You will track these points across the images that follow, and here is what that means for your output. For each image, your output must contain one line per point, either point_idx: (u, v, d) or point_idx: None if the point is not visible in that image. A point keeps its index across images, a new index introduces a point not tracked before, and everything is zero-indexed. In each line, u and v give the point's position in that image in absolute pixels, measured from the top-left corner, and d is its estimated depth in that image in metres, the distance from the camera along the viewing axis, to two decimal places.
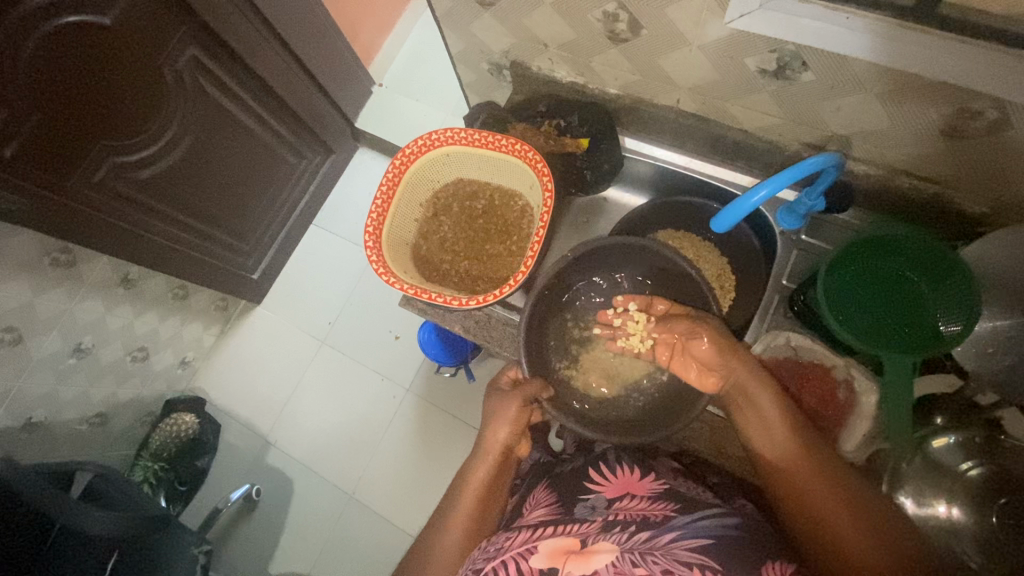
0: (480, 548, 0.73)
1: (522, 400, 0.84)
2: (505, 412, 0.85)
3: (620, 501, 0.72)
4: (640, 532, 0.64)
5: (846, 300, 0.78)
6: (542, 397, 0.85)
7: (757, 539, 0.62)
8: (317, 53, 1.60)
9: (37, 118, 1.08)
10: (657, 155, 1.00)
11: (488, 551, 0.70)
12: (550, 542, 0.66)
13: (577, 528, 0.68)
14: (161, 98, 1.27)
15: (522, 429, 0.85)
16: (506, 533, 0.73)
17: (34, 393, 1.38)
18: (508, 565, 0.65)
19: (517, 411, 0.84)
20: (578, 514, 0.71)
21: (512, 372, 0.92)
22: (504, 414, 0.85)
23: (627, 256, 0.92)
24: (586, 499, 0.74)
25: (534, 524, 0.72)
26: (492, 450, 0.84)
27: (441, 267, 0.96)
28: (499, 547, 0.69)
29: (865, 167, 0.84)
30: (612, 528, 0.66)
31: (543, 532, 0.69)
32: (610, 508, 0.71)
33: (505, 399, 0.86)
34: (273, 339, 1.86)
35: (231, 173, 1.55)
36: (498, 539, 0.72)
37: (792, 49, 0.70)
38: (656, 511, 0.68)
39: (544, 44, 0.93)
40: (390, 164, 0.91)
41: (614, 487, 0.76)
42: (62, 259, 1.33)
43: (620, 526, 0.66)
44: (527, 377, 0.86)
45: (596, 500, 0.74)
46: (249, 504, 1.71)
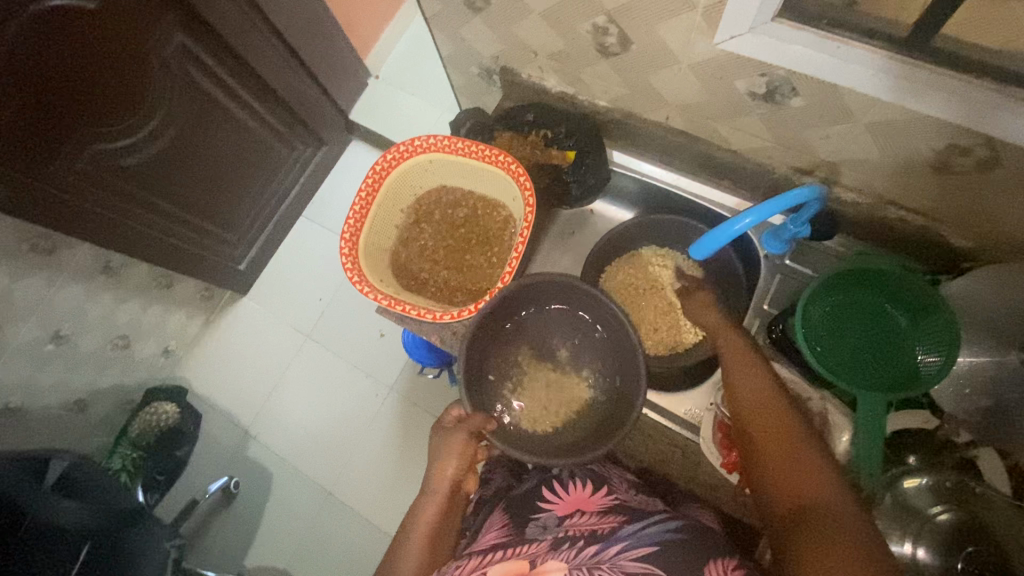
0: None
1: (468, 434, 0.77)
2: (451, 446, 0.78)
3: (570, 517, 0.70)
4: (589, 546, 0.63)
5: (823, 331, 0.77)
6: (487, 431, 0.78)
7: (704, 540, 0.62)
8: (311, 45, 1.57)
9: (17, 102, 1.05)
10: (644, 170, 0.97)
11: None
12: (498, 569, 0.64)
13: (525, 550, 0.66)
14: (148, 85, 1.24)
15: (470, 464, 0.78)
16: (456, 562, 0.70)
17: (11, 380, 1.36)
18: None
19: (462, 445, 0.78)
20: (529, 535, 0.69)
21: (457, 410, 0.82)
22: (449, 452, 0.78)
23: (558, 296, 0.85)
24: (538, 518, 0.71)
25: (485, 549, 0.70)
26: (440, 489, 0.77)
27: (419, 275, 0.94)
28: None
29: (853, 196, 0.82)
30: (561, 546, 0.65)
31: (493, 557, 0.67)
32: (562, 526, 0.69)
33: (450, 435, 0.79)
34: (257, 332, 1.84)
35: (219, 162, 1.52)
36: (448, 569, 0.69)
37: (782, 75, 0.68)
38: (605, 524, 0.66)
39: (534, 53, 0.90)
40: (370, 170, 0.89)
41: (566, 504, 0.73)
42: (42, 246, 1.31)
43: (568, 543, 0.65)
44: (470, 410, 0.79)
45: (548, 519, 0.71)
46: (227, 497, 1.70)
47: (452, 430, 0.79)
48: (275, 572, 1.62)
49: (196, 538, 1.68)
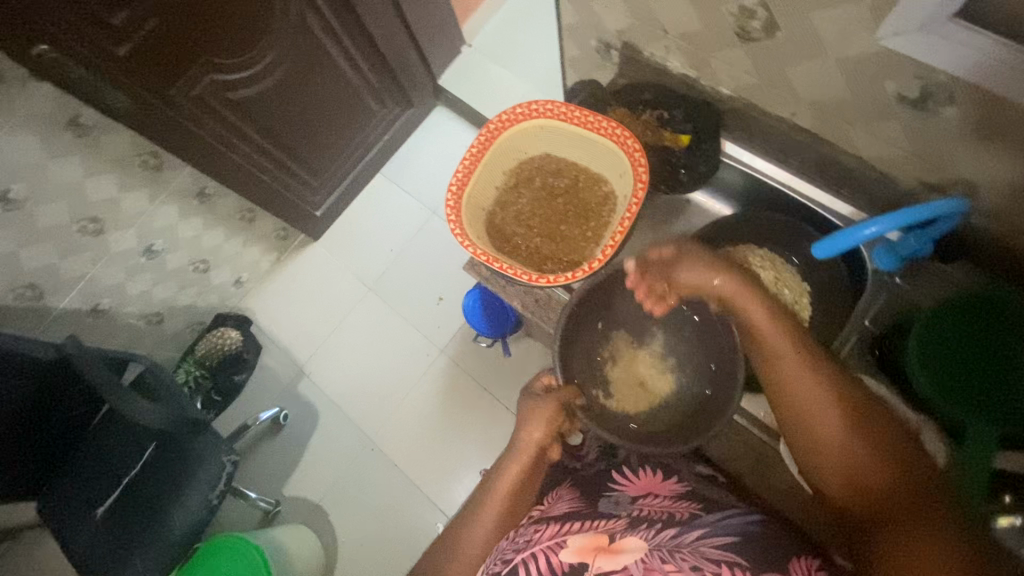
0: (508, 542, 0.69)
1: (558, 403, 0.78)
2: (540, 411, 0.78)
3: (643, 498, 0.71)
4: (667, 529, 0.61)
5: (938, 357, 0.74)
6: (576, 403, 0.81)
7: (779, 535, 0.60)
8: (419, 5, 1.59)
9: (153, 23, 1.11)
10: (755, 165, 0.95)
11: (517, 542, 0.67)
12: (579, 536, 0.63)
13: (605, 525, 0.65)
14: (266, 23, 1.30)
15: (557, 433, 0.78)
16: (535, 525, 0.69)
17: (106, 283, 1.47)
18: (538, 558, 0.62)
19: (552, 412, 0.78)
20: (603, 508, 0.70)
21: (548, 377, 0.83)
22: (539, 414, 0.78)
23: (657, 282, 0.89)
24: (610, 495, 0.73)
25: (560, 516, 0.70)
26: (525, 452, 0.76)
27: (513, 238, 0.95)
28: (528, 540, 0.66)
29: (984, 220, 0.78)
30: (637, 525, 0.64)
31: (572, 528, 0.66)
32: (634, 504, 0.70)
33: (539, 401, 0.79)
34: (324, 276, 1.90)
35: (317, 107, 1.57)
36: (526, 531, 0.69)
37: (942, 80, 0.65)
38: (681, 509, 0.66)
39: (663, 31, 0.89)
40: (484, 128, 0.92)
41: (637, 487, 0.75)
42: (151, 163, 1.40)
43: (647, 524, 0.63)
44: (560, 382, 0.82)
45: (620, 496, 0.72)
46: (276, 427, 1.78)
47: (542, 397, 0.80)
48: (309, 505, 1.70)
49: (243, 460, 1.77)
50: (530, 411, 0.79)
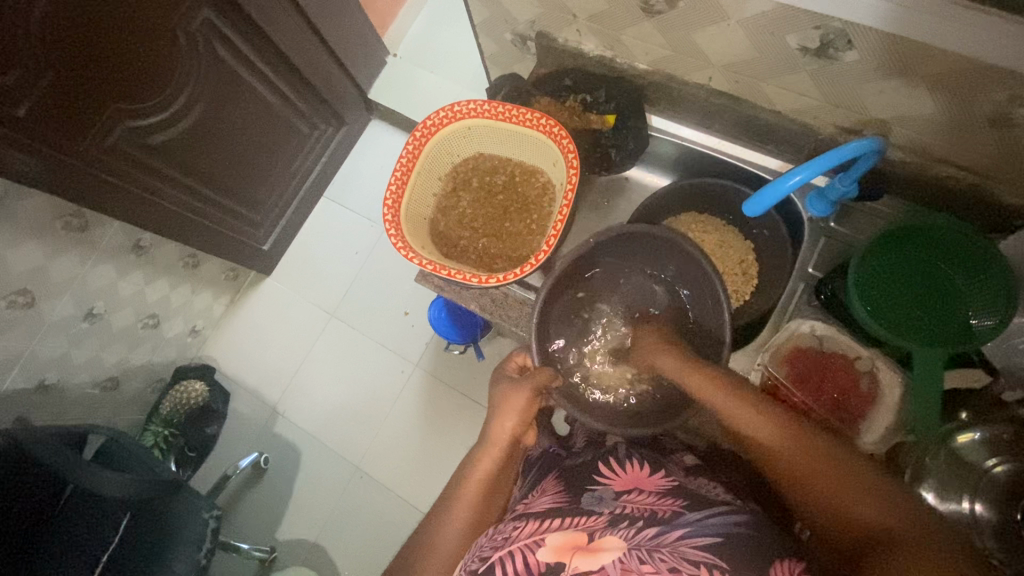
0: (485, 537, 0.70)
1: (532, 388, 0.82)
2: (515, 401, 0.82)
3: (627, 494, 0.69)
4: (647, 528, 0.60)
5: (879, 293, 0.76)
6: (552, 386, 0.83)
7: (768, 535, 0.58)
8: (332, 21, 1.55)
9: (50, 76, 1.05)
10: (684, 135, 0.97)
11: (495, 539, 0.67)
12: (557, 534, 0.63)
13: (583, 522, 0.64)
14: (174, 61, 1.24)
15: (530, 419, 0.83)
16: (513, 522, 0.70)
17: (47, 356, 1.38)
18: (515, 557, 0.62)
19: (526, 402, 0.82)
20: (585, 504, 0.68)
21: (521, 359, 0.89)
22: (512, 405, 0.82)
23: (629, 247, 0.89)
24: (594, 490, 0.71)
25: (541, 514, 0.69)
26: (500, 442, 0.80)
27: (459, 243, 0.95)
28: (506, 538, 0.66)
29: (901, 154, 0.82)
30: (618, 522, 0.63)
31: (549, 525, 0.66)
32: (618, 501, 0.67)
33: (514, 387, 0.83)
34: (283, 310, 1.85)
35: (243, 138, 1.52)
36: (505, 528, 0.69)
37: (838, 27, 0.67)
38: (665, 506, 0.64)
39: (573, 15, 0.89)
40: (411, 136, 0.89)
41: (622, 481, 0.72)
42: (75, 223, 1.32)
43: (627, 521, 0.62)
44: (536, 365, 0.84)
45: (604, 491, 0.70)
46: (258, 472, 1.73)
47: (518, 381, 0.84)
48: (307, 545, 1.65)
49: (229, 511, 1.72)
50: (505, 400, 0.83)
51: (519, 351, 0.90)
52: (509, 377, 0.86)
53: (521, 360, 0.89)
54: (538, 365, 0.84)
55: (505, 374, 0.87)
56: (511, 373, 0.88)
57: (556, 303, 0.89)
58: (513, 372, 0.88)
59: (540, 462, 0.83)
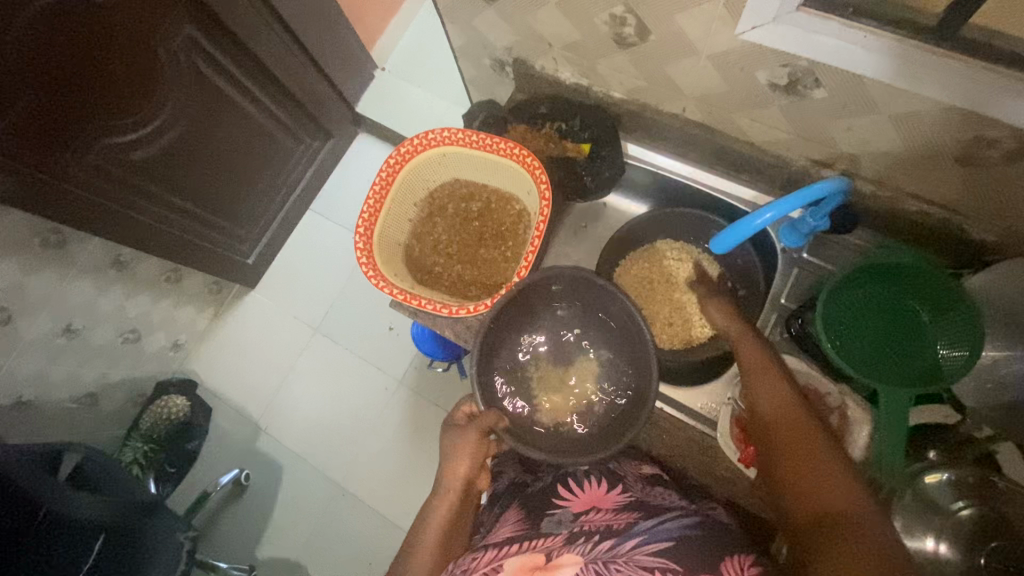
0: (447, 572, 0.69)
1: (478, 431, 0.79)
2: (463, 444, 0.80)
3: (586, 514, 0.68)
4: (604, 541, 0.60)
5: (844, 330, 0.76)
6: (498, 429, 0.80)
7: (725, 537, 0.58)
8: (318, 38, 1.55)
9: (29, 96, 1.04)
10: (658, 163, 0.96)
11: (454, 573, 0.66)
12: (512, 564, 0.63)
13: (542, 544, 0.64)
14: (154, 78, 1.23)
15: (482, 462, 0.80)
16: (473, 553, 0.69)
17: (24, 373, 1.36)
18: None
19: (475, 442, 0.80)
20: (544, 528, 0.67)
21: (467, 407, 0.85)
22: (463, 448, 0.80)
23: (575, 289, 0.86)
24: (552, 514, 0.70)
25: (501, 542, 0.68)
26: (452, 488, 0.78)
27: (433, 270, 0.94)
28: (464, 570, 0.65)
29: (872, 189, 0.82)
30: (575, 540, 0.62)
31: (510, 550, 0.65)
32: (576, 522, 0.67)
33: (462, 431, 0.80)
34: (267, 324, 1.84)
35: (227, 154, 1.51)
36: (464, 560, 0.68)
37: (805, 66, 0.67)
38: (620, 520, 0.64)
39: (548, 44, 0.89)
40: (384, 163, 0.89)
41: (581, 501, 0.71)
42: (53, 240, 1.31)
43: (585, 537, 0.62)
44: (482, 409, 0.81)
45: (563, 514, 0.69)
46: (238, 489, 1.71)
47: (463, 427, 0.81)
48: (286, 564, 1.63)
49: (207, 529, 1.69)
50: (453, 445, 0.80)
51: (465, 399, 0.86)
52: (457, 427, 0.83)
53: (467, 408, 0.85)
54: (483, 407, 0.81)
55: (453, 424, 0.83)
56: (459, 422, 0.85)
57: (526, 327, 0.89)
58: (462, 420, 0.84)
59: (510, 492, 0.83)
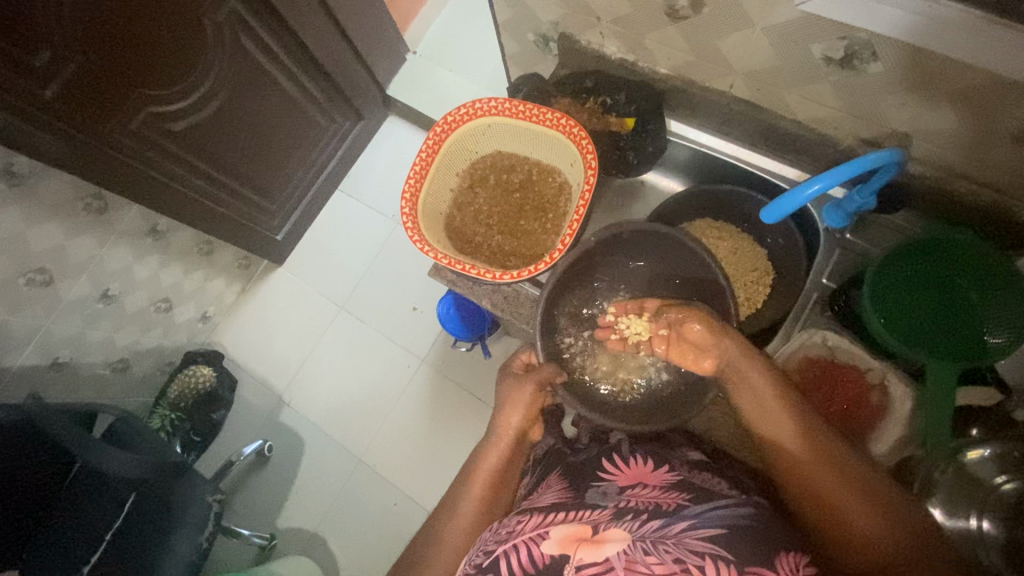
0: (490, 530, 0.70)
1: (536, 383, 0.83)
2: (520, 395, 0.83)
3: (632, 488, 0.69)
4: (653, 520, 0.60)
5: (891, 304, 0.76)
6: (556, 382, 0.84)
7: (774, 527, 0.59)
8: (355, 16, 1.57)
9: (79, 59, 1.07)
10: (702, 141, 0.98)
11: (499, 534, 0.67)
12: (559, 529, 0.63)
13: (589, 516, 0.64)
14: (197, 50, 1.26)
15: (535, 415, 0.83)
16: (517, 516, 0.70)
17: (62, 334, 1.40)
18: (521, 549, 0.62)
19: (530, 397, 0.83)
20: (589, 499, 0.68)
21: (526, 356, 0.90)
22: (517, 400, 0.83)
23: (647, 246, 0.91)
24: (598, 485, 0.71)
25: (545, 507, 0.69)
26: (506, 437, 0.81)
27: (474, 239, 0.95)
28: (510, 531, 0.66)
29: (922, 168, 0.81)
30: (623, 515, 0.63)
31: (553, 519, 0.66)
32: (622, 495, 0.68)
33: (517, 383, 0.84)
34: (294, 299, 1.87)
35: (262, 128, 1.53)
36: (509, 522, 0.69)
37: (864, 37, 0.67)
38: (668, 500, 0.64)
39: (597, 18, 0.90)
40: (431, 131, 0.90)
41: (626, 476, 0.72)
42: (95, 205, 1.34)
43: (632, 514, 0.63)
44: (541, 361, 0.86)
45: (608, 487, 0.70)
46: (261, 459, 1.74)
47: (522, 377, 0.85)
48: (306, 534, 1.66)
49: (230, 496, 1.73)
50: (508, 396, 0.84)
51: (524, 349, 0.91)
52: (515, 374, 0.87)
53: (526, 357, 0.89)
54: (541, 360, 0.86)
55: (510, 372, 0.87)
56: (516, 370, 0.89)
57: (567, 295, 0.91)
58: (518, 369, 0.89)
59: (545, 458, 0.84)
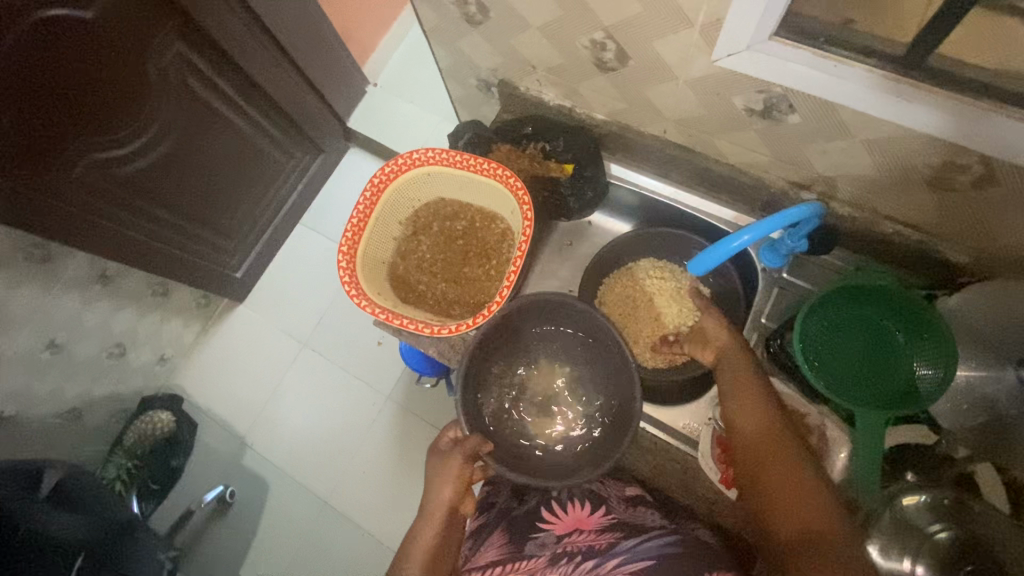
0: None
1: (464, 455, 0.78)
2: (448, 469, 0.78)
3: (569, 535, 0.74)
4: (585, 564, 0.68)
5: (823, 351, 0.80)
6: (483, 452, 0.78)
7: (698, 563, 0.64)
8: (310, 54, 1.56)
9: (14, 111, 1.03)
10: (644, 183, 0.99)
11: None
12: None
13: (526, 567, 0.71)
14: (142, 94, 1.23)
15: (467, 487, 0.78)
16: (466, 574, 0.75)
17: (5, 389, 1.34)
18: None
19: (459, 468, 0.78)
20: (529, 551, 0.73)
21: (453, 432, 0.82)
22: (445, 475, 0.77)
23: (548, 315, 0.88)
24: (537, 536, 0.75)
25: (490, 565, 0.74)
26: (437, 514, 0.76)
27: (418, 287, 0.94)
28: None
29: (850, 210, 0.84)
30: (557, 561, 0.70)
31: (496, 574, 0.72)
32: (560, 544, 0.73)
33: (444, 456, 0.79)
34: (255, 337, 1.83)
35: (215, 167, 1.50)
36: None
37: (780, 92, 0.68)
38: (601, 541, 0.71)
39: (532, 66, 0.91)
40: (368, 183, 0.89)
41: (564, 523, 0.76)
42: (38, 255, 1.30)
43: (566, 559, 0.70)
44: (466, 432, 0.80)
45: (547, 536, 0.75)
46: (223, 507, 1.68)
47: (448, 452, 0.80)
48: None
49: (189, 548, 1.66)
50: (435, 471, 0.78)
51: (451, 424, 0.83)
52: (441, 450, 0.81)
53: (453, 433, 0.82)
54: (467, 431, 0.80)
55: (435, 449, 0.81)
56: (444, 446, 0.82)
57: (506, 346, 0.89)
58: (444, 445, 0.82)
59: (492, 519, 0.82)
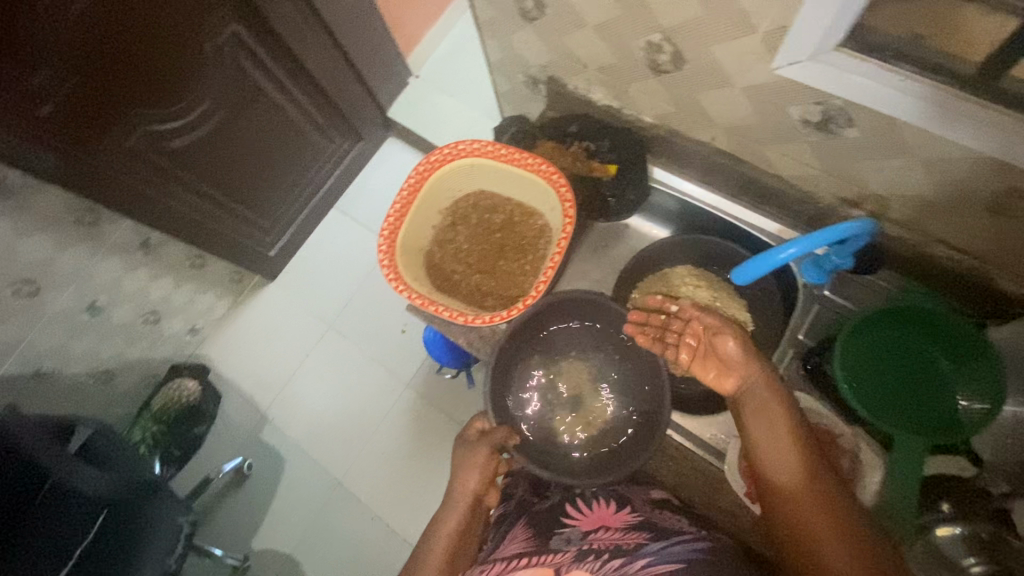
0: None
1: (490, 446, 0.81)
2: (474, 458, 0.81)
3: (595, 532, 0.70)
4: (613, 560, 0.63)
5: (864, 374, 0.79)
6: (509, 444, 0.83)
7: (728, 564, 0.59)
8: (358, 41, 1.59)
9: (76, 78, 1.07)
10: (688, 190, 0.98)
11: None
12: None
13: (550, 559, 0.66)
14: (197, 70, 1.26)
15: (490, 480, 0.81)
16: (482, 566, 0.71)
17: (46, 345, 1.40)
18: None
19: (483, 461, 0.81)
20: (553, 544, 0.69)
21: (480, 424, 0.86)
22: (470, 467, 0.80)
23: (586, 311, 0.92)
24: (562, 532, 0.71)
25: (509, 556, 0.70)
26: (461, 503, 0.79)
27: (452, 276, 0.95)
28: None
29: (900, 231, 0.82)
30: (585, 557, 0.65)
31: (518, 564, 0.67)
32: (585, 540, 0.69)
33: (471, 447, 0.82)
34: (283, 315, 1.86)
35: (259, 146, 1.54)
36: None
37: (839, 105, 0.67)
38: (629, 539, 0.66)
39: (583, 65, 0.91)
40: (414, 169, 0.92)
41: (590, 520, 0.73)
42: (86, 219, 1.35)
43: (593, 555, 0.65)
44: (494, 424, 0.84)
45: (572, 533, 0.71)
46: (240, 478, 1.72)
47: (474, 443, 0.83)
48: (281, 557, 1.64)
49: (205, 515, 1.70)
50: (460, 462, 0.81)
51: (478, 416, 0.87)
52: (468, 440, 0.85)
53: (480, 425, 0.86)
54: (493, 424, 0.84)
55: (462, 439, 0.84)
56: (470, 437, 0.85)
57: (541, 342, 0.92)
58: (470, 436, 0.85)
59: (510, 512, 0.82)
